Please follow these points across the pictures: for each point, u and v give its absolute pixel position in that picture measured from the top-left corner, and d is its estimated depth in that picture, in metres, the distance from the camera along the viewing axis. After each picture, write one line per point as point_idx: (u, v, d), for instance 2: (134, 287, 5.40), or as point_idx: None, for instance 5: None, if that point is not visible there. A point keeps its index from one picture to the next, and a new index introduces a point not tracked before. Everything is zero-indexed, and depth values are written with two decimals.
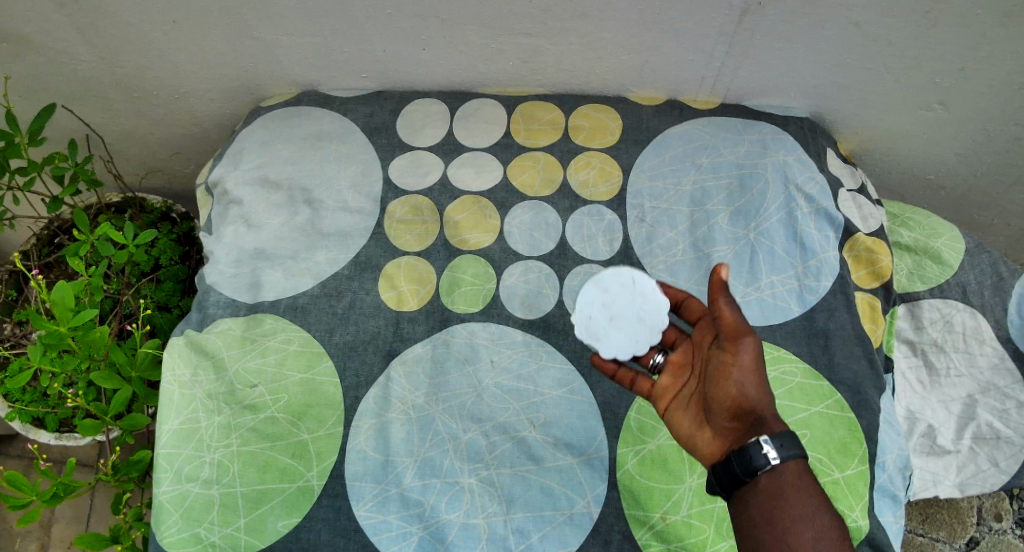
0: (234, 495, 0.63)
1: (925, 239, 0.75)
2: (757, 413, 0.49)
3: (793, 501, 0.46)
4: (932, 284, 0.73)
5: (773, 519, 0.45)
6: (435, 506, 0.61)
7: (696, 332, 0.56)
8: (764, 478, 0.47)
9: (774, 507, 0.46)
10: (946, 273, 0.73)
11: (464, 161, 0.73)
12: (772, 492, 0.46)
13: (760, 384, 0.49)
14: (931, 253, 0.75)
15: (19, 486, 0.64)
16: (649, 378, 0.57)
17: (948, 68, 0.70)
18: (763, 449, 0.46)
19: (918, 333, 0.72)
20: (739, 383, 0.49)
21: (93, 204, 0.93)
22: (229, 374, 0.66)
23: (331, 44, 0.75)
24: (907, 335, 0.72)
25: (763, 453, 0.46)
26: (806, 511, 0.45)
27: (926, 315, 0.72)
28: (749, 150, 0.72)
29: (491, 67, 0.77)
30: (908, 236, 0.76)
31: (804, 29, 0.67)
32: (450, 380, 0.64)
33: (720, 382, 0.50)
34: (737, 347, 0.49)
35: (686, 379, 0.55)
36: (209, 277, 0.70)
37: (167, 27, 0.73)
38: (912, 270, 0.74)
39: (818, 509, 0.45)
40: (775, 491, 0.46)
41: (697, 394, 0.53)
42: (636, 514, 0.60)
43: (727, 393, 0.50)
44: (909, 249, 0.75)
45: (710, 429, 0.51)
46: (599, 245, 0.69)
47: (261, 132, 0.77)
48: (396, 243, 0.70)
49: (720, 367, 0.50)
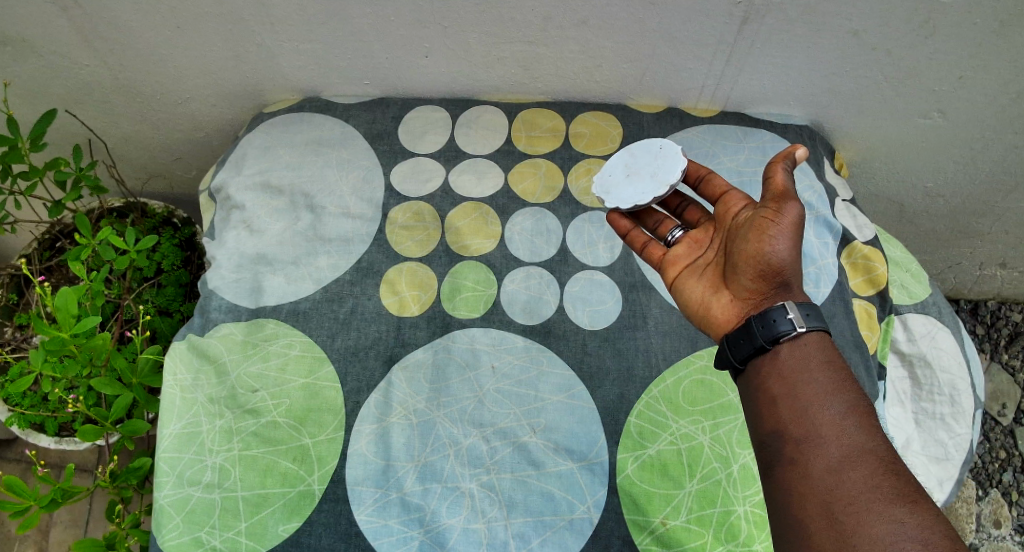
0: (235, 499, 0.63)
1: (905, 256, 0.76)
2: (786, 275, 0.50)
3: (811, 373, 0.46)
4: (918, 301, 0.73)
5: (793, 393, 0.46)
6: (435, 511, 0.61)
7: (721, 206, 0.56)
8: (784, 348, 0.47)
9: (793, 381, 0.46)
10: (922, 292, 0.74)
11: (465, 168, 0.73)
12: (793, 365, 0.47)
13: (794, 245, 0.50)
14: (911, 269, 0.75)
15: (18, 492, 0.64)
16: (661, 246, 0.60)
17: (945, 76, 0.71)
18: (786, 315, 0.47)
19: (910, 345, 0.71)
20: (774, 242, 0.49)
21: (95, 208, 0.93)
22: (231, 378, 0.66)
23: (333, 50, 0.75)
24: (902, 346, 0.72)
25: (787, 318, 0.47)
26: (825, 384, 0.45)
27: (916, 328, 0.72)
28: (748, 157, 0.72)
29: (492, 74, 0.77)
30: (892, 250, 0.75)
31: (802, 38, 0.68)
32: (450, 385, 0.64)
33: (755, 241, 0.50)
34: (782, 209, 0.50)
35: (704, 250, 0.57)
36: (211, 282, 0.71)
37: (170, 33, 0.74)
38: (899, 284, 0.73)
39: (840, 381, 0.45)
40: (795, 363, 0.47)
41: (719, 262, 0.55)
42: (636, 519, 0.60)
43: (760, 251, 0.50)
44: (897, 262, 0.75)
45: (729, 292, 0.53)
46: (600, 251, 0.69)
47: (262, 138, 0.78)
48: (398, 248, 0.70)
49: (758, 228, 0.50)
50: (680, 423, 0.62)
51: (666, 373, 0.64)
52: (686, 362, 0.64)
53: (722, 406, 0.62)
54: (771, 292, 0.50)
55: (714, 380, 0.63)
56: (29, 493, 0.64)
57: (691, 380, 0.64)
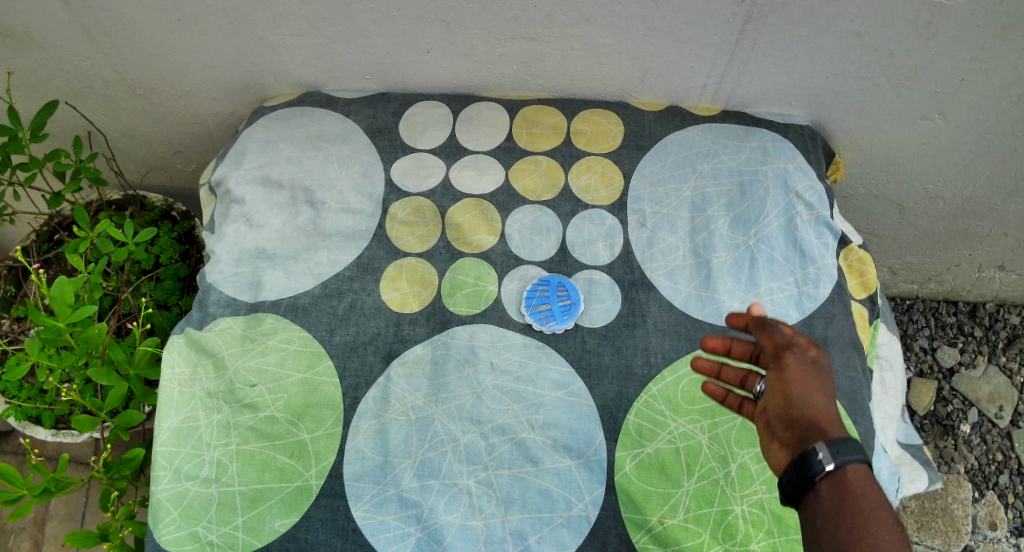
0: (232, 494, 0.63)
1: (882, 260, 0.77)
2: (816, 430, 0.40)
3: (875, 492, 0.39)
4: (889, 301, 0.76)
5: (838, 507, 0.38)
6: (433, 508, 0.61)
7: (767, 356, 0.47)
8: (825, 486, 0.39)
9: (844, 499, 0.38)
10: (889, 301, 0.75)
11: (466, 164, 0.73)
12: (844, 491, 0.39)
13: (818, 401, 0.42)
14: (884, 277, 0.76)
15: (12, 481, 0.64)
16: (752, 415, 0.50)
17: (947, 79, 0.71)
18: (820, 455, 0.39)
19: (886, 348, 0.73)
20: (792, 395, 0.42)
21: (93, 201, 0.93)
22: (229, 373, 0.66)
23: (335, 45, 0.75)
24: (880, 348, 0.72)
25: (819, 458, 0.39)
26: (891, 508, 0.38)
27: (885, 335, 0.74)
28: (749, 156, 0.72)
29: (494, 71, 0.77)
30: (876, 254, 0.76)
31: (806, 38, 0.68)
32: (449, 382, 0.64)
33: (772, 385, 0.44)
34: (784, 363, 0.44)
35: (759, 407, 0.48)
36: (210, 275, 0.70)
37: (171, 26, 0.73)
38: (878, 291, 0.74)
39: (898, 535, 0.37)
40: (849, 495, 0.38)
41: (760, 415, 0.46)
42: (634, 517, 0.60)
43: (778, 401, 0.43)
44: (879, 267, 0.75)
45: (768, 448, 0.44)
46: (599, 250, 0.69)
47: (263, 132, 0.78)
48: (398, 244, 0.70)
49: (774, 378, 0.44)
50: (679, 422, 0.62)
51: (665, 372, 0.64)
52: (685, 361, 0.64)
53: (720, 406, 0.62)
54: (801, 443, 0.41)
55: None
56: (22, 481, 0.64)
57: (690, 379, 0.63)
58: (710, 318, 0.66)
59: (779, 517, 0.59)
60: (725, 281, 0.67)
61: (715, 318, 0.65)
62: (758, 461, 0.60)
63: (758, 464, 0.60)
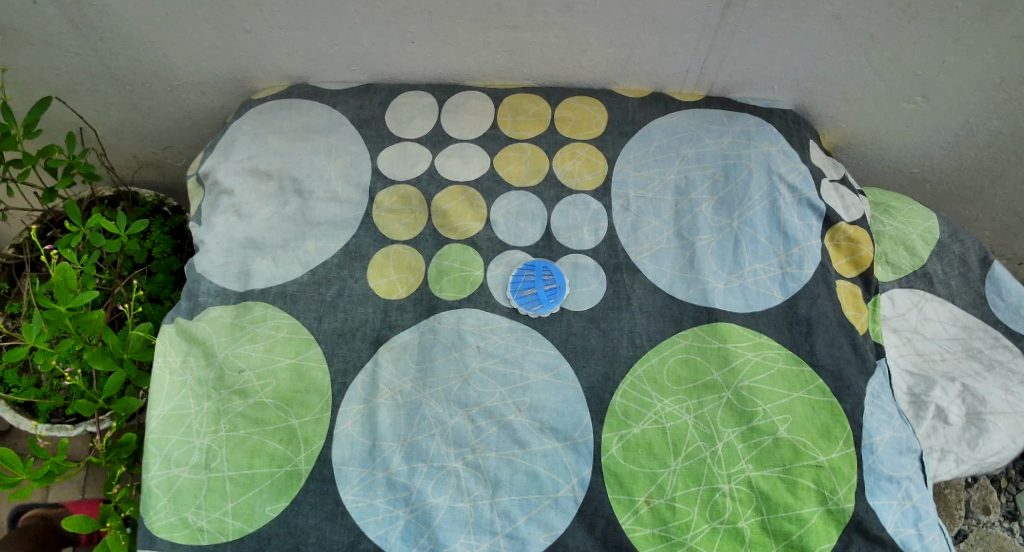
0: (222, 479, 0.63)
1: (905, 228, 0.76)
2: None
3: None
4: (902, 275, 0.74)
5: None
6: (421, 490, 0.61)
7: None
8: None
9: None
10: (914, 263, 0.74)
11: (452, 152, 0.74)
12: None
13: None
14: (907, 242, 0.75)
15: (12, 465, 0.65)
16: None
17: (928, 61, 0.71)
18: None
19: (896, 320, 0.71)
20: None
21: (87, 197, 0.95)
22: (218, 360, 0.66)
23: (321, 38, 0.76)
24: (890, 322, 0.71)
25: None
26: None
27: (894, 305, 0.72)
28: (733, 140, 0.73)
29: (478, 60, 0.78)
30: (890, 224, 0.76)
31: (786, 22, 0.68)
32: (435, 365, 0.65)
33: None
34: None
35: None
36: (200, 265, 0.71)
37: (160, 20, 0.74)
38: (887, 259, 0.74)
39: None
40: None
41: None
42: (621, 498, 0.61)
43: None
44: (890, 236, 0.75)
45: None
46: (584, 235, 0.70)
47: (250, 124, 0.78)
48: (385, 232, 0.71)
49: None
50: (665, 402, 0.62)
51: (651, 353, 0.64)
52: (670, 342, 0.65)
53: (706, 385, 0.63)
54: None
55: (697, 358, 0.64)
56: (22, 464, 0.65)
57: (675, 359, 0.64)
58: (695, 299, 0.66)
59: (767, 496, 0.59)
60: (709, 264, 0.67)
61: (699, 299, 0.66)
62: (744, 439, 0.61)
63: (744, 442, 0.61)
